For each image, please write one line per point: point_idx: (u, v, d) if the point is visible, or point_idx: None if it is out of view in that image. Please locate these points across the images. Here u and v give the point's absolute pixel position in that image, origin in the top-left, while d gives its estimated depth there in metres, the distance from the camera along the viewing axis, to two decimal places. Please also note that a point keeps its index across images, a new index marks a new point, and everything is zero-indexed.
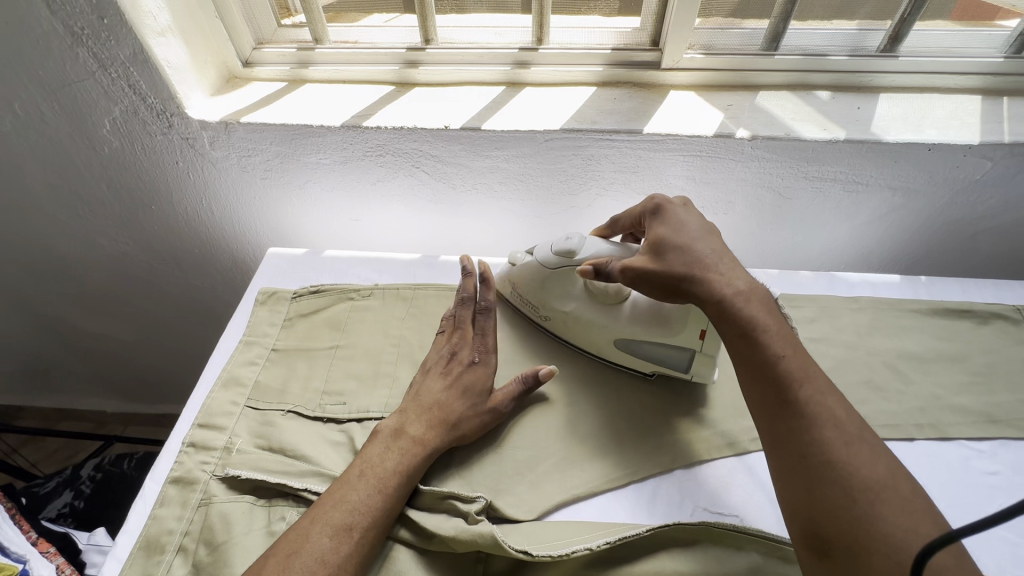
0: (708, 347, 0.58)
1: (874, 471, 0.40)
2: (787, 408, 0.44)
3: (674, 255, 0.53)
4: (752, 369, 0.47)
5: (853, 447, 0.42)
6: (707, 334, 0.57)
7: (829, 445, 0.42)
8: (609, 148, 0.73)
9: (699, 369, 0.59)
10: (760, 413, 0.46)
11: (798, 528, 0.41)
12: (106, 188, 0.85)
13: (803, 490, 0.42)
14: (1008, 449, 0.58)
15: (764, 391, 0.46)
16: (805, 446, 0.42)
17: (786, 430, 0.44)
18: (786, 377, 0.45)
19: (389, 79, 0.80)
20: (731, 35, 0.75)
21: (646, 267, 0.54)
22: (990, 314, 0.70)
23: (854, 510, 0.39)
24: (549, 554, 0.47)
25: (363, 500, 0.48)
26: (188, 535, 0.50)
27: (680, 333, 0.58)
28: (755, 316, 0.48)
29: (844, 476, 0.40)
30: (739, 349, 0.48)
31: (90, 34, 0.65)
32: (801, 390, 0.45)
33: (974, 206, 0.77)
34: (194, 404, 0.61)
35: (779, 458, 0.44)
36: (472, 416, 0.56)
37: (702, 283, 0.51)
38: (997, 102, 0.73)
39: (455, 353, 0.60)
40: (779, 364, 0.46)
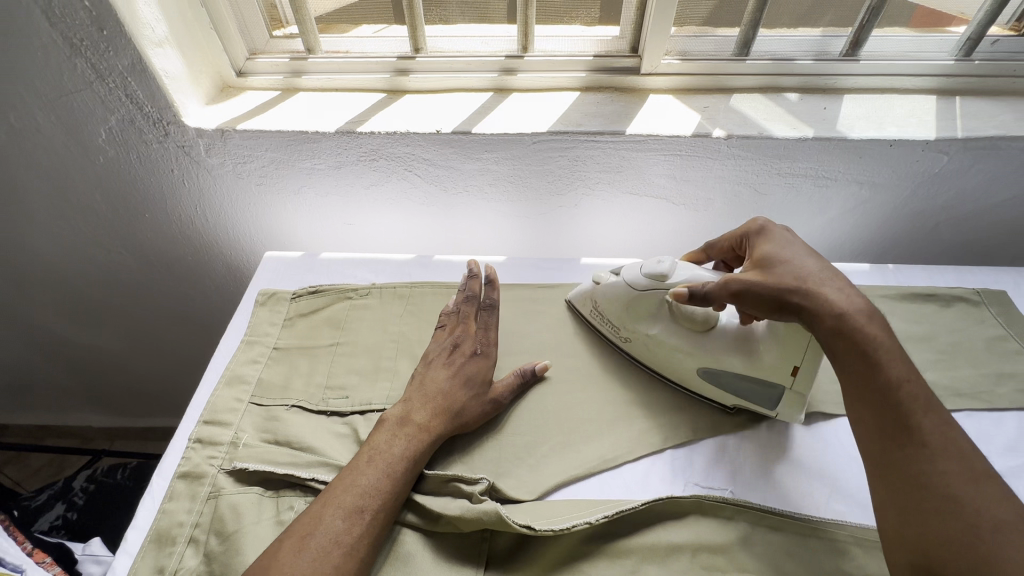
0: (800, 385, 0.56)
1: (1000, 511, 0.40)
2: (911, 437, 0.44)
3: (783, 269, 0.52)
4: (869, 393, 0.46)
5: (980, 485, 0.42)
6: (800, 370, 0.56)
7: (952, 478, 0.42)
8: (594, 149, 0.77)
9: (788, 408, 0.58)
10: (877, 438, 0.46)
11: (911, 559, 0.42)
12: (100, 197, 0.86)
13: (922, 522, 0.42)
14: (972, 419, 0.62)
15: (879, 417, 0.46)
16: (925, 476, 0.43)
17: (903, 458, 0.44)
18: (905, 405, 0.45)
19: (381, 87, 0.83)
20: (704, 42, 0.80)
21: (752, 278, 0.52)
22: (953, 297, 0.75)
23: (979, 547, 0.39)
24: (551, 528, 0.50)
25: (372, 483, 0.50)
26: (199, 527, 0.51)
27: (771, 367, 0.56)
28: (875, 338, 0.47)
29: (966, 511, 0.41)
30: (854, 370, 0.47)
31: (89, 45, 0.67)
32: (924, 420, 0.45)
33: (934, 198, 0.83)
34: (197, 402, 0.63)
35: (893, 487, 0.44)
36: (475, 405, 0.58)
37: (813, 297, 0.49)
38: (950, 101, 0.79)
39: (458, 345, 0.63)
40: (902, 390, 0.45)
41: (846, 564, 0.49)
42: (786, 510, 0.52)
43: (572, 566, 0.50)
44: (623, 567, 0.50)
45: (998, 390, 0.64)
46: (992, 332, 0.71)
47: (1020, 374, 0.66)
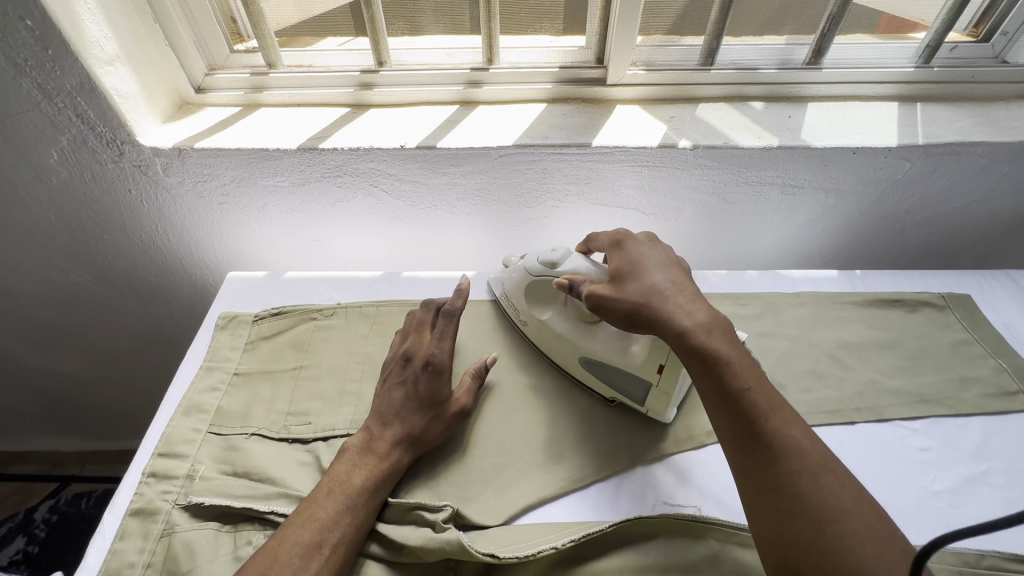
0: (664, 385, 0.56)
1: (840, 499, 0.42)
2: (757, 440, 0.45)
3: (634, 285, 0.54)
4: (717, 403, 0.48)
5: (821, 478, 0.43)
6: (664, 369, 0.56)
7: (798, 476, 0.43)
8: (562, 162, 0.77)
9: (654, 404, 0.58)
10: (730, 445, 0.47)
11: (772, 560, 0.43)
12: (56, 219, 0.83)
13: (775, 523, 0.43)
14: (939, 425, 0.63)
15: (729, 424, 0.47)
16: (774, 479, 0.44)
17: (754, 463, 0.45)
18: (752, 410, 0.46)
19: (345, 101, 0.81)
20: (670, 51, 0.80)
21: (607, 295, 0.54)
22: (919, 302, 0.75)
23: (822, 541, 0.41)
24: (515, 555, 0.49)
25: (332, 517, 0.48)
26: (151, 567, 0.49)
27: (638, 363, 0.57)
28: (716, 348, 0.49)
29: (813, 507, 0.42)
30: (704, 381, 0.49)
31: (34, 65, 0.64)
32: (767, 422, 0.46)
33: (900, 202, 0.84)
34: (153, 433, 0.60)
35: (750, 491, 0.45)
36: (435, 423, 0.57)
37: (661, 312, 0.52)
38: (912, 108, 0.80)
39: (410, 358, 0.60)
40: (746, 396, 0.47)
41: None
42: None
43: None
44: None
45: (963, 396, 0.65)
46: (956, 336, 0.71)
47: (984, 379, 0.66)
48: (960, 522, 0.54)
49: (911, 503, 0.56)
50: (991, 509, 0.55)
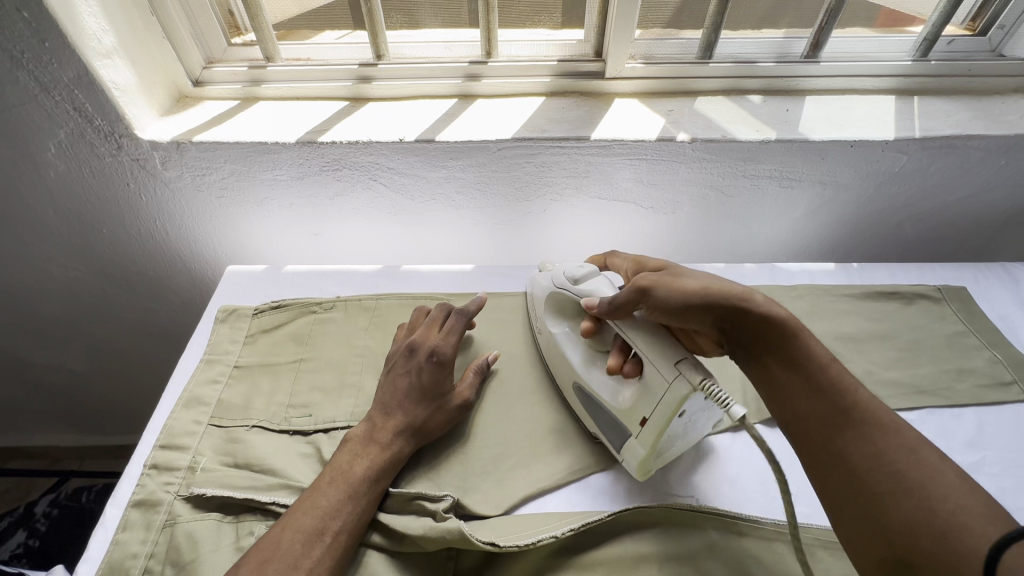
0: (642, 439, 0.51)
1: (947, 477, 0.39)
2: (847, 418, 0.44)
3: (691, 273, 0.55)
4: (798, 384, 0.47)
5: (920, 454, 0.41)
6: (646, 425, 0.50)
7: (895, 454, 0.41)
8: (561, 155, 0.77)
9: (630, 456, 0.54)
10: (816, 430, 0.45)
11: (880, 553, 0.39)
12: (53, 213, 0.83)
13: (878, 509, 0.40)
14: (934, 416, 0.63)
15: (814, 407, 0.45)
16: (867, 459, 0.42)
17: (843, 445, 0.43)
18: (836, 389, 0.45)
19: (344, 95, 0.81)
20: (669, 45, 0.80)
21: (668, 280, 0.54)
22: (915, 295, 0.76)
23: (932, 520, 0.37)
24: (517, 543, 0.50)
25: (334, 506, 0.49)
26: (154, 557, 0.50)
27: (623, 407, 0.53)
28: (792, 327, 0.49)
29: (916, 485, 0.39)
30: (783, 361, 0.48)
31: (30, 58, 0.64)
32: (855, 401, 0.44)
33: (897, 196, 0.84)
34: (155, 426, 0.61)
35: (843, 476, 0.42)
36: (439, 413, 0.57)
37: (731, 291, 0.51)
38: (909, 101, 0.80)
39: (417, 351, 0.60)
40: (830, 374, 0.46)
41: (811, 567, 0.49)
42: (753, 515, 0.53)
43: None
44: None
45: (958, 387, 0.65)
46: (952, 328, 0.72)
47: (980, 370, 0.67)
48: None
49: None
50: None
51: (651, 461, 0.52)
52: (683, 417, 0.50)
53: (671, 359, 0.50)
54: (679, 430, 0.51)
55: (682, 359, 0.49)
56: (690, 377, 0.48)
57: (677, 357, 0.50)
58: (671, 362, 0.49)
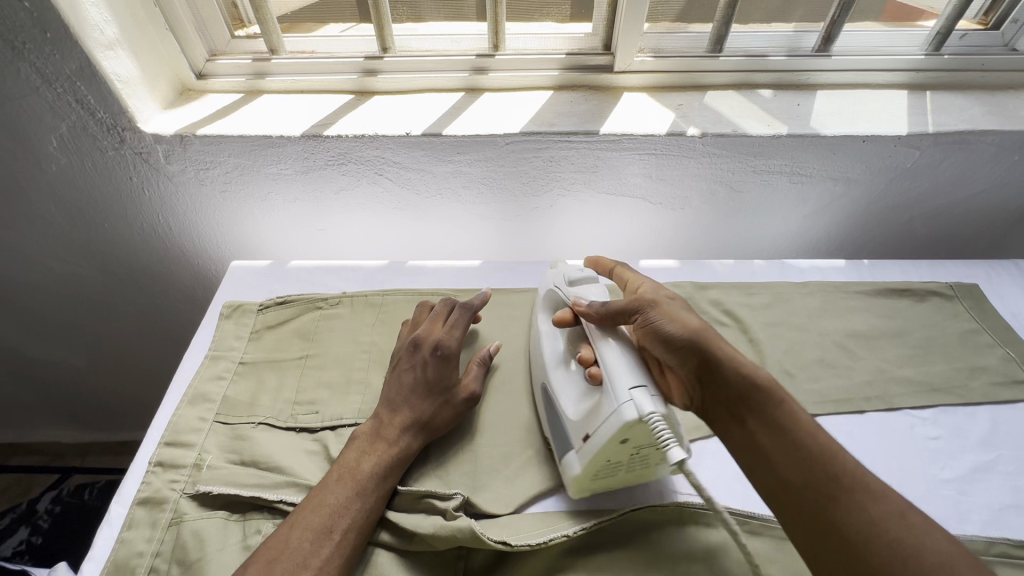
0: (581, 455, 0.50)
1: (937, 547, 0.38)
2: (833, 484, 0.42)
3: (691, 315, 0.52)
4: (780, 448, 0.45)
5: (908, 520, 0.40)
6: (587, 442, 0.49)
7: (885, 522, 0.40)
8: (569, 149, 0.76)
9: (566, 472, 0.52)
10: (801, 497, 0.43)
11: None
12: (55, 208, 0.82)
13: None
14: (948, 414, 0.63)
15: (797, 473, 0.44)
16: (859, 529, 0.40)
17: (834, 515, 0.41)
18: (819, 453, 0.44)
19: (349, 88, 0.80)
20: (678, 38, 0.79)
21: (672, 321, 0.51)
22: (927, 292, 0.75)
23: None
24: (528, 543, 0.49)
25: (343, 503, 0.48)
26: (159, 556, 0.49)
27: (575, 419, 0.51)
28: (773, 386, 0.48)
29: (911, 557, 0.38)
30: (765, 421, 0.47)
31: (32, 49, 0.63)
32: (838, 464, 0.43)
33: (908, 192, 0.83)
34: (159, 423, 0.60)
35: (834, 548, 0.41)
36: (445, 409, 0.57)
37: (727, 347, 0.50)
38: (921, 96, 0.79)
39: (421, 346, 0.60)
40: (812, 437, 0.45)
41: None
42: (767, 513, 0.52)
43: None
44: None
45: (971, 385, 0.65)
46: (965, 326, 0.71)
47: (992, 368, 0.66)
48: (970, 510, 0.54)
49: (921, 492, 0.56)
50: (1000, 497, 0.55)
51: (585, 480, 0.51)
52: (626, 446, 0.48)
53: (629, 381, 0.47)
54: (622, 458, 0.49)
55: (639, 386, 0.47)
56: (637, 405, 0.45)
57: (634, 382, 0.47)
58: (626, 385, 0.47)
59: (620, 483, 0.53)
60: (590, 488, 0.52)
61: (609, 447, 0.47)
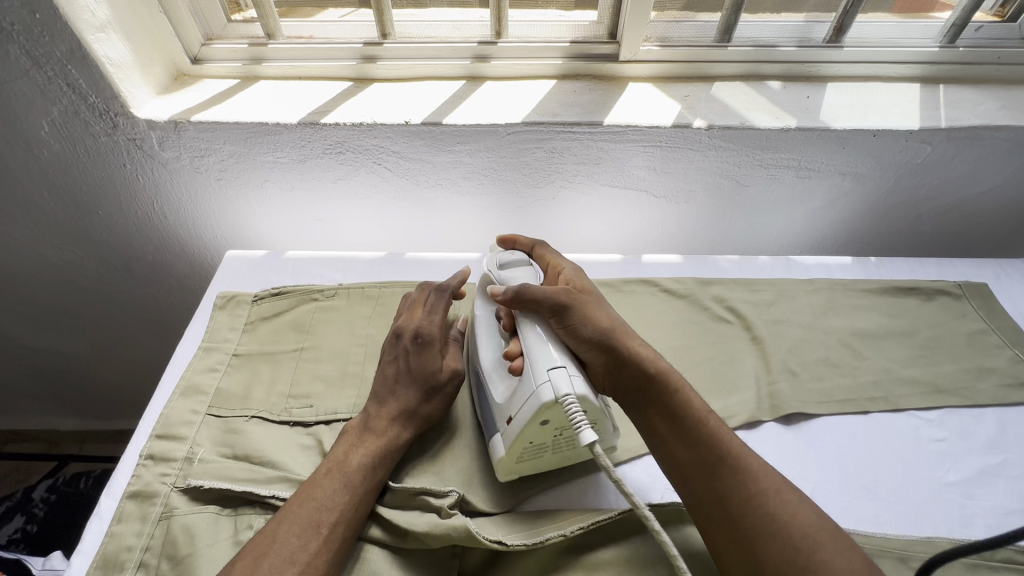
0: (504, 439, 0.49)
1: (807, 519, 0.43)
2: (721, 464, 0.46)
3: (603, 314, 0.52)
4: (676, 429, 0.48)
5: (785, 495, 0.44)
6: (511, 425, 0.48)
7: (765, 497, 0.44)
8: (571, 140, 0.74)
9: (492, 454, 0.51)
10: (694, 475, 0.46)
11: None
12: (47, 194, 0.81)
13: (749, 551, 0.42)
14: (954, 416, 0.61)
15: (691, 453, 0.47)
16: (742, 506, 0.44)
17: (721, 493, 0.45)
18: (711, 435, 0.47)
19: (348, 75, 0.78)
20: (685, 27, 0.76)
21: (586, 320, 0.51)
22: (934, 290, 0.74)
23: (799, 559, 0.41)
24: (524, 542, 0.48)
25: (331, 497, 0.47)
26: (149, 551, 0.48)
27: (499, 403, 0.51)
28: (675, 374, 0.50)
29: (785, 529, 0.42)
30: (666, 406, 0.49)
31: (21, 31, 0.61)
32: (729, 446, 0.47)
33: (918, 188, 0.81)
34: (151, 415, 0.59)
35: (720, 520, 0.44)
36: (431, 396, 0.55)
37: (632, 343, 0.51)
38: (935, 90, 0.77)
39: (402, 334, 0.58)
40: (707, 420, 0.48)
41: None
42: None
43: None
44: None
45: (978, 386, 0.63)
46: (973, 326, 0.70)
47: (1000, 369, 0.65)
48: (975, 514, 0.53)
49: (924, 494, 0.55)
50: (1005, 501, 0.54)
51: (510, 466, 0.50)
52: (547, 429, 0.47)
53: (549, 361, 0.47)
54: (546, 439, 0.49)
55: (558, 366, 0.47)
56: (553, 387, 0.45)
57: (554, 363, 0.47)
58: (545, 365, 0.47)
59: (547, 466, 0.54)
60: (517, 471, 0.52)
61: (529, 430, 0.47)
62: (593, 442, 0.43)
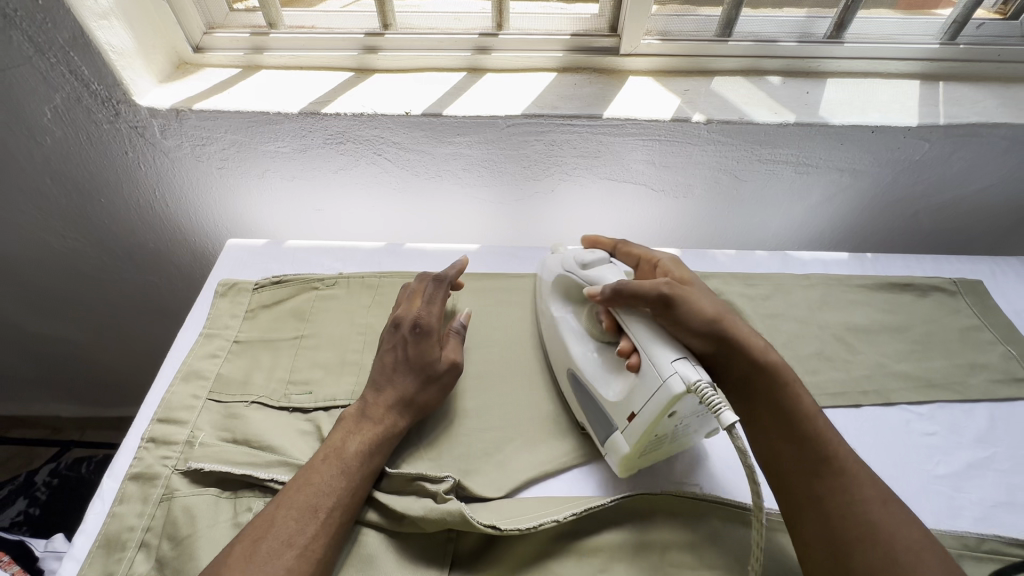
0: (628, 434, 0.49)
1: (910, 533, 0.44)
2: (827, 465, 0.47)
3: (711, 303, 0.52)
4: (785, 426, 0.49)
5: (889, 507, 0.45)
6: (634, 419, 0.48)
7: (868, 505, 0.45)
8: (570, 133, 0.74)
9: (611, 448, 0.52)
10: (796, 472, 0.48)
11: None
12: (50, 181, 0.81)
13: (845, 555, 0.43)
14: (945, 410, 0.62)
15: (796, 451, 0.48)
16: (840, 507, 0.45)
17: (820, 493, 0.46)
18: (818, 436, 0.48)
19: (349, 65, 0.78)
20: (686, 21, 0.76)
21: (699, 310, 0.50)
22: (928, 286, 0.74)
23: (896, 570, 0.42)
24: (518, 527, 0.49)
25: (329, 482, 0.48)
26: (150, 531, 0.49)
27: (612, 401, 0.51)
28: (786, 370, 0.51)
29: (885, 538, 0.43)
30: (775, 402, 0.50)
31: (24, 16, 0.62)
32: (837, 449, 0.48)
33: (915, 185, 0.82)
34: (153, 399, 0.60)
35: (817, 520, 0.45)
36: (430, 385, 0.56)
37: (739, 336, 0.51)
38: (934, 87, 0.77)
39: (400, 325, 0.59)
40: (817, 419, 0.49)
41: None
42: (756, 505, 0.52)
43: (539, 566, 0.48)
44: (591, 566, 0.48)
45: (970, 382, 0.64)
46: (966, 322, 0.71)
47: (992, 365, 0.66)
48: (963, 506, 0.54)
49: (913, 487, 0.55)
50: (992, 494, 0.55)
51: (634, 459, 0.50)
52: (673, 419, 0.47)
53: (668, 355, 0.47)
54: (667, 432, 0.49)
55: (680, 357, 0.47)
56: (682, 375, 0.45)
57: (674, 355, 0.47)
58: (667, 358, 0.47)
59: (672, 450, 0.54)
60: (638, 466, 0.52)
61: (658, 422, 0.47)
62: (733, 423, 0.43)
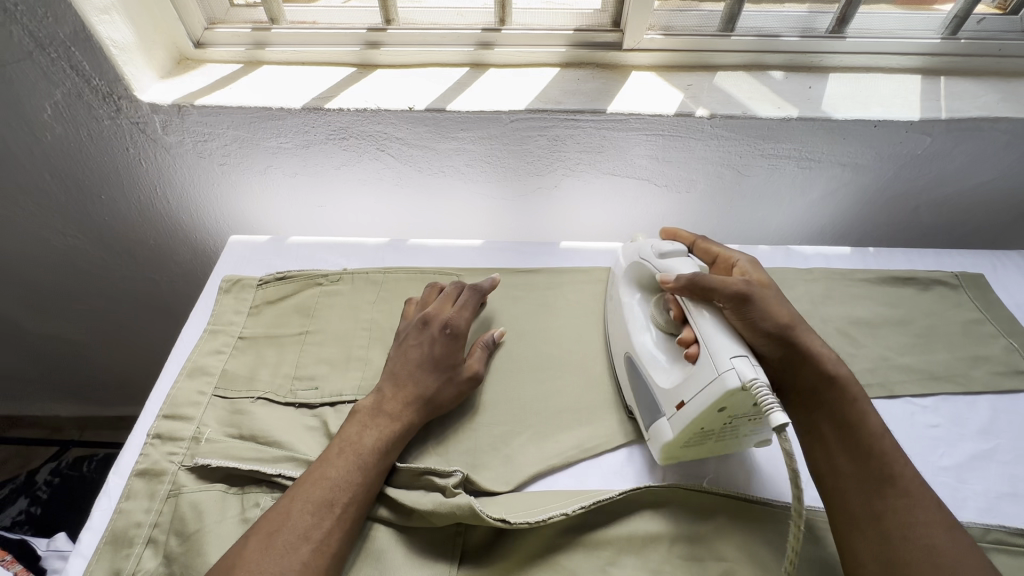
0: (675, 422, 0.50)
1: (975, 562, 0.42)
2: (887, 483, 0.46)
3: (784, 310, 0.53)
4: (847, 441, 0.49)
5: (953, 533, 0.43)
6: (684, 408, 0.49)
7: (931, 529, 0.43)
8: (574, 128, 0.74)
9: (653, 435, 0.53)
10: (855, 487, 0.47)
11: None
12: (50, 178, 0.81)
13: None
14: (949, 403, 0.62)
15: (857, 467, 0.48)
16: (901, 528, 0.44)
17: (879, 511, 0.45)
18: (882, 456, 0.47)
19: (351, 61, 0.78)
20: (689, 16, 0.76)
21: (767, 316, 0.51)
22: (931, 280, 0.75)
23: None
24: (527, 520, 0.49)
25: (343, 477, 0.48)
26: (158, 526, 0.49)
27: (666, 388, 0.51)
28: (853, 386, 0.51)
29: (947, 561, 0.42)
30: (838, 416, 0.50)
31: (24, 11, 0.61)
32: (902, 470, 0.47)
33: (916, 180, 0.82)
34: (158, 395, 0.60)
35: (873, 536, 0.44)
36: (450, 387, 0.56)
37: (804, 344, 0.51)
38: (936, 82, 0.77)
39: (431, 324, 0.60)
40: (884, 438, 0.48)
41: (820, 550, 0.49)
42: (763, 498, 0.52)
43: (548, 559, 0.49)
44: (600, 559, 0.48)
45: (973, 374, 0.65)
46: (969, 316, 0.71)
47: (994, 357, 0.66)
48: (967, 497, 0.54)
49: None
50: (997, 485, 0.55)
51: (675, 447, 0.51)
52: (724, 414, 0.47)
53: (730, 350, 0.47)
54: (714, 427, 0.49)
55: (740, 355, 0.46)
56: (739, 372, 0.45)
57: (735, 351, 0.47)
58: (727, 354, 0.47)
59: (717, 449, 0.54)
60: (679, 455, 0.53)
61: (707, 414, 0.47)
62: (786, 425, 0.42)
